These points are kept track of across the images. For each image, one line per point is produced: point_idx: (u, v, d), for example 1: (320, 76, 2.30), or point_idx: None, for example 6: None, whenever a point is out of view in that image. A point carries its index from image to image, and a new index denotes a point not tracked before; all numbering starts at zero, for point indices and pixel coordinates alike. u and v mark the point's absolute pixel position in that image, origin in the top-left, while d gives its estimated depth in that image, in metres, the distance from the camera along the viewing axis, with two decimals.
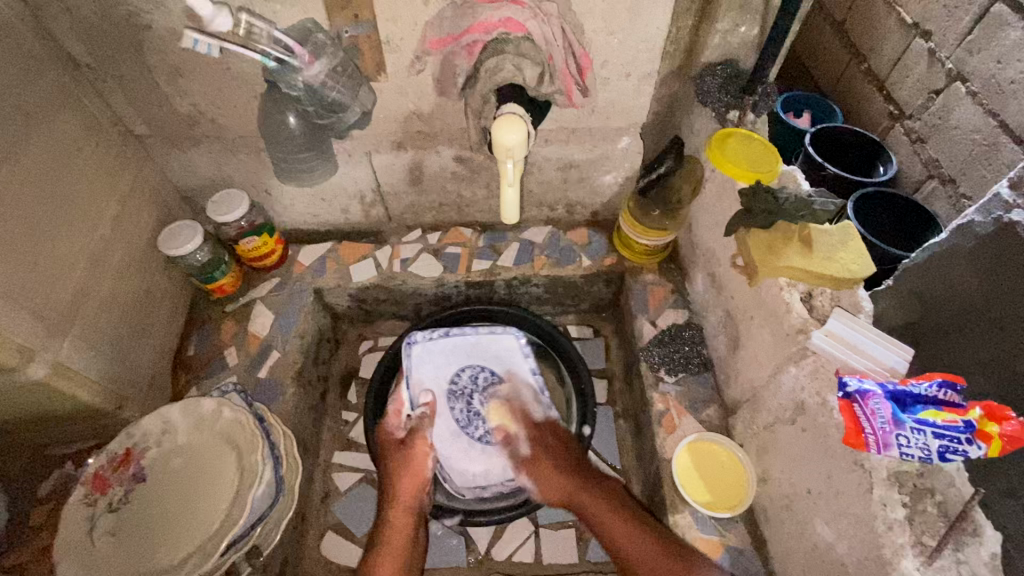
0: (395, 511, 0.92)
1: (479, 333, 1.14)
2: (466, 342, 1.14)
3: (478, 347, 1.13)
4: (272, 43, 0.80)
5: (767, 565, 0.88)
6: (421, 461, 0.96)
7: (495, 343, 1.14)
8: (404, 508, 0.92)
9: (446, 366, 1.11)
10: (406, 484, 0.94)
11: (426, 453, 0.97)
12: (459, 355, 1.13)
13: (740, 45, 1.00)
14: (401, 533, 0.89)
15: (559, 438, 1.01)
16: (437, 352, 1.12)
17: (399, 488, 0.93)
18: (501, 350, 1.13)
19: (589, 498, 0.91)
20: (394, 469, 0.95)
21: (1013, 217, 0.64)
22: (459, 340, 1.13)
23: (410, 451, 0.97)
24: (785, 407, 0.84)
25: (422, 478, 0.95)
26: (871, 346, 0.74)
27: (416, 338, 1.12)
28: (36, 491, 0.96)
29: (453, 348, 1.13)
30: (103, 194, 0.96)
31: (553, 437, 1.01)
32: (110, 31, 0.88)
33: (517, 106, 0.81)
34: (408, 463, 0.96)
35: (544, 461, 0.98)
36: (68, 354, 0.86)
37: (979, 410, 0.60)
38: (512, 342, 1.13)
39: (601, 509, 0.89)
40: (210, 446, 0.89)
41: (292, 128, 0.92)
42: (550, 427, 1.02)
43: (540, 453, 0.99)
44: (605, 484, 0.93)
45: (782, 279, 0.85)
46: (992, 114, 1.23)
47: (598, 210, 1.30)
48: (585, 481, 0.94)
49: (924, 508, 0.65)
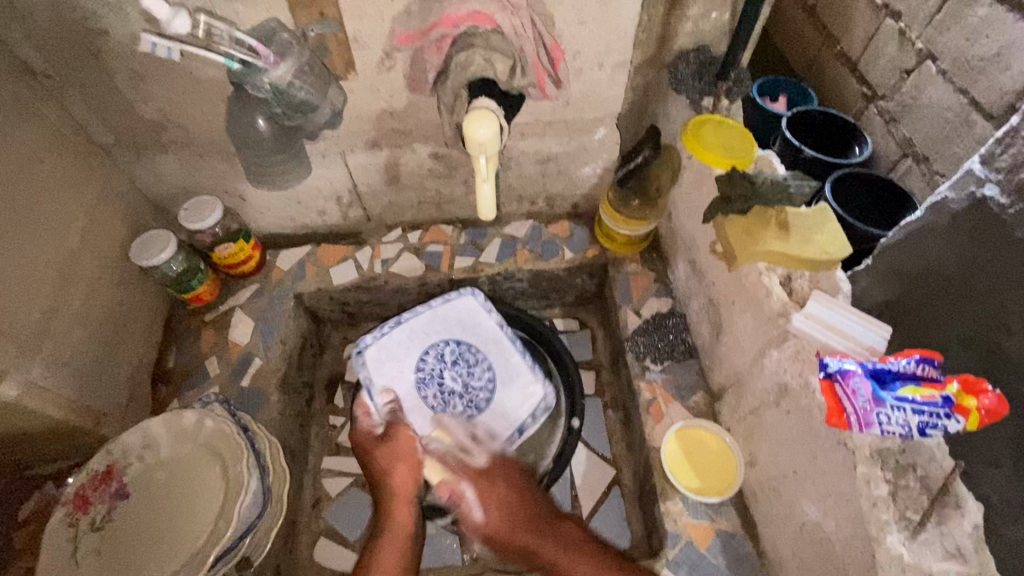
0: (397, 505, 0.88)
1: (435, 306, 1.11)
2: (422, 321, 1.10)
3: (435, 322, 1.11)
4: (234, 45, 0.78)
5: (758, 547, 0.89)
6: (408, 447, 0.92)
7: (454, 309, 1.12)
8: (405, 502, 0.88)
9: (407, 358, 1.08)
10: (402, 476, 0.90)
11: (410, 439, 0.93)
12: (418, 339, 1.10)
13: (712, 31, 1.00)
14: (400, 531, 0.85)
15: (509, 487, 0.89)
16: (394, 344, 1.08)
17: (396, 479, 0.89)
18: (462, 315, 1.12)
19: (552, 553, 0.81)
20: (386, 464, 0.91)
21: (985, 192, 0.66)
22: (414, 323, 1.10)
23: (394, 443, 0.93)
24: (769, 390, 0.85)
25: (416, 463, 0.91)
26: (848, 325, 0.75)
27: (366, 342, 1.07)
28: (18, 512, 0.93)
29: (410, 335, 1.09)
30: (69, 206, 0.93)
31: (502, 485, 0.89)
32: (66, 37, 0.85)
33: (489, 100, 0.80)
34: (398, 457, 0.91)
35: (498, 518, 0.85)
36: (40, 373, 0.84)
37: (956, 385, 0.62)
38: (471, 302, 1.12)
39: (568, 562, 0.80)
40: (193, 459, 0.87)
41: (261, 131, 0.88)
42: (495, 471, 0.91)
43: (489, 504, 0.87)
44: (564, 533, 0.84)
45: (761, 263, 0.85)
46: (962, 91, 1.25)
47: (579, 202, 1.30)
48: (535, 531, 0.84)
49: (907, 483, 0.66)
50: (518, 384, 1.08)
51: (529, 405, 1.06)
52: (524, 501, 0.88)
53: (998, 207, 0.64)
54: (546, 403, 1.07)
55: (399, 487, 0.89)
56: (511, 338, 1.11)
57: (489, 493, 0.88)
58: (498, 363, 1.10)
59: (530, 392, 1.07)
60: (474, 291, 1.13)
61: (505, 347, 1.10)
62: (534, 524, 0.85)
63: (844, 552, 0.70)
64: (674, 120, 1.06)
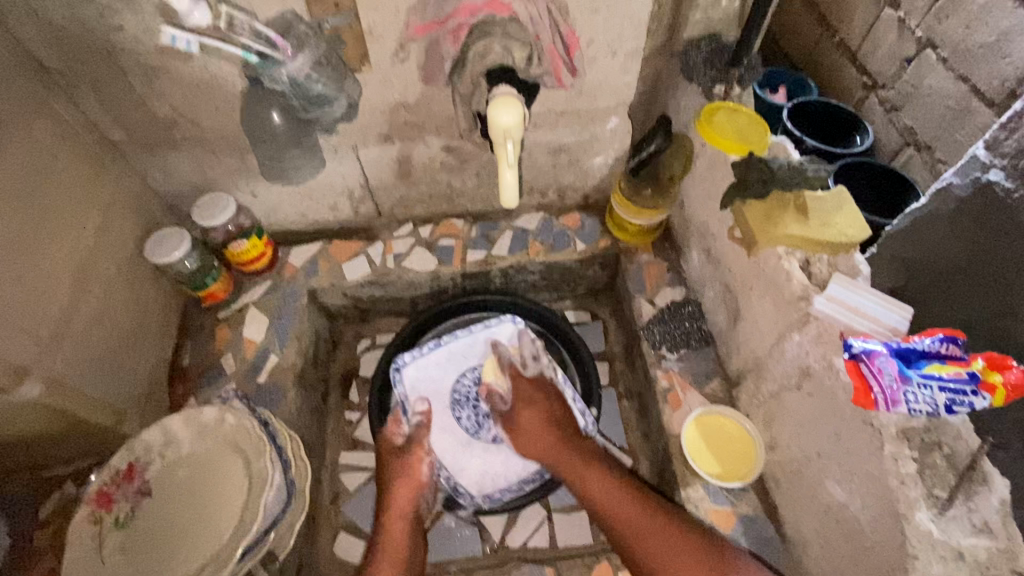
0: (389, 519, 0.92)
1: (476, 332, 1.11)
2: (462, 345, 1.10)
3: (475, 345, 1.11)
4: (253, 37, 0.80)
5: (780, 530, 0.89)
6: (417, 468, 0.97)
7: (494, 337, 1.11)
8: (400, 516, 0.93)
9: (445, 377, 1.09)
10: (402, 492, 0.95)
11: (421, 459, 0.98)
12: (457, 362, 1.10)
13: (722, 18, 1.00)
14: (397, 542, 0.90)
15: (550, 401, 0.99)
16: (432, 365, 1.09)
17: (395, 501, 0.94)
18: (501, 343, 1.10)
19: (569, 458, 0.92)
20: (392, 474, 0.96)
21: (989, 177, 0.67)
22: (453, 346, 1.10)
23: (407, 460, 0.98)
24: (791, 373, 0.85)
25: (417, 483, 0.96)
26: (871, 307, 0.75)
27: (404, 360, 1.08)
28: (37, 514, 0.92)
29: (448, 358, 1.10)
30: (85, 204, 0.93)
31: (533, 386, 1.01)
32: (81, 34, 0.85)
33: (508, 87, 0.83)
34: (404, 471, 0.96)
35: (524, 416, 0.98)
36: (62, 371, 0.84)
37: (981, 361, 0.63)
38: (512, 329, 1.09)
39: (586, 472, 0.90)
40: (215, 454, 0.87)
41: (275, 125, 0.89)
42: (543, 388, 1.01)
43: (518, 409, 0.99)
44: (588, 447, 0.94)
45: (781, 247, 0.85)
46: (962, 78, 1.26)
47: (589, 194, 1.30)
48: (557, 439, 0.95)
49: (934, 461, 0.66)
50: None
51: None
52: (554, 412, 0.98)
53: (1003, 191, 0.66)
54: (586, 433, 1.03)
55: (404, 497, 0.94)
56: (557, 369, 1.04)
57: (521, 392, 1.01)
58: None
59: (575, 422, 1.02)
60: (516, 319, 1.09)
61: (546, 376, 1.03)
62: (554, 425, 0.97)
63: (872, 532, 0.70)
64: (685, 109, 1.06)
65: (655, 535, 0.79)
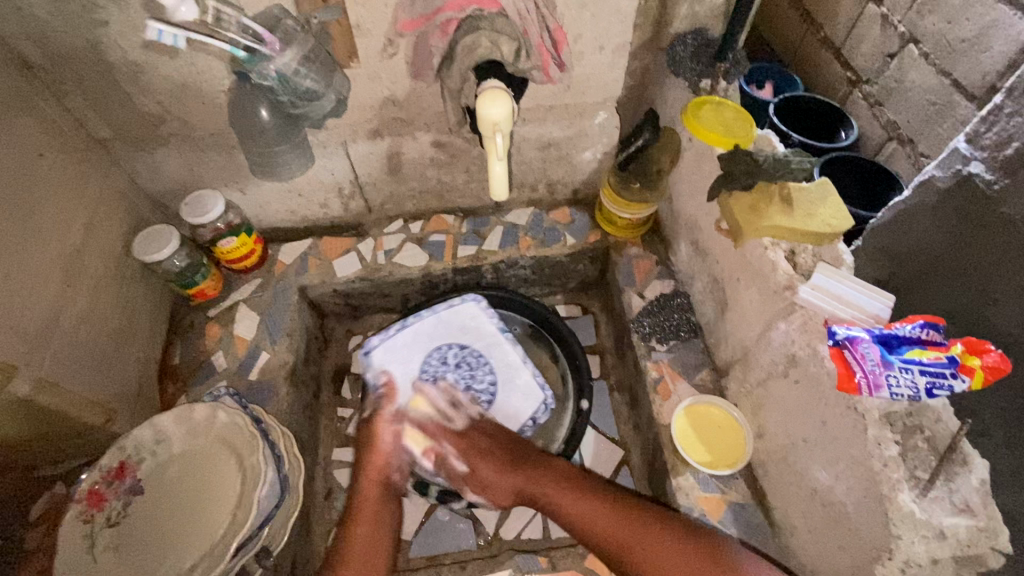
0: (366, 481, 0.89)
1: (441, 312, 1.16)
2: (427, 326, 1.15)
3: (439, 326, 1.15)
4: (241, 31, 0.79)
5: (768, 516, 0.91)
6: (380, 436, 0.93)
7: (458, 315, 1.16)
8: (374, 479, 0.89)
9: (412, 358, 1.12)
10: (372, 458, 0.91)
11: (386, 428, 0.94)
12: (424, 341, 1.14)
13: (708, 14, 1.01)
14: (369, 504, 0.86)
15: (497, 445, 0.94)
16: (399, 347, 1.12)
17: (366, 460, 0.90)
18: (465, 321, 1.16)
19: (543, 488, 0.88)
20: (363, 442, 0.93)
21: (971, 170, 0.69)
22: (419, 327, 1.15)
23: (373, 428, 0.94)
24: (777, 361, 0.87)
25: (386, 451, 0.91)
26: (855, 296, 0.77)
27: (372, 343, 1.11)
28: (26, 516, 0.92)
29: (415, 339, 1.14)
30: (71, 203, 0.92)
31: (482, 436, 0.95)
32: (64, 29, 0.84)
33: (498, 81, 0.83)
34: (370, 439, 0.93)
35: (484, 469, 0.92)
36: (50, 370, 0.83)
37: (960, 346, 0.65)
38: (474, 309, 1.16)
39: (563, 498, 0.86)
40: (206, 452, 0.87)
41: (264, 121, 0.90)
42: (477, 428, 0.97)
43: (473, 465, 0.93)
44: (560, 472, 0.90)
45: (766, 238, 0.87)
46: (945, 73, 1.29)
47: (578, 188, 1.31)
48: (526, 477, 0.90)
49: (916, 444, 0.68)
50: (518, 388, 1.10)
51: (529, 407, 1.08)
52: (508, 449, 0.94)
53: (983, 183, 0.67)
54: (546, 404, 1.08)
55: (371, 467, 0.90)
56: (514, 343, 1.14)
57: (471, 451, 0.94)
58: (500, 366, 1.12)
59: (533, 393, 1.09)
60: (478, 299, 1.17)
61: (504, 348, 1.13)
62: (518, 463, 0.92)
63: (856, 514, 0.72)
64: (673, 103, 1.07)
65: (668, 554, 0.75)
